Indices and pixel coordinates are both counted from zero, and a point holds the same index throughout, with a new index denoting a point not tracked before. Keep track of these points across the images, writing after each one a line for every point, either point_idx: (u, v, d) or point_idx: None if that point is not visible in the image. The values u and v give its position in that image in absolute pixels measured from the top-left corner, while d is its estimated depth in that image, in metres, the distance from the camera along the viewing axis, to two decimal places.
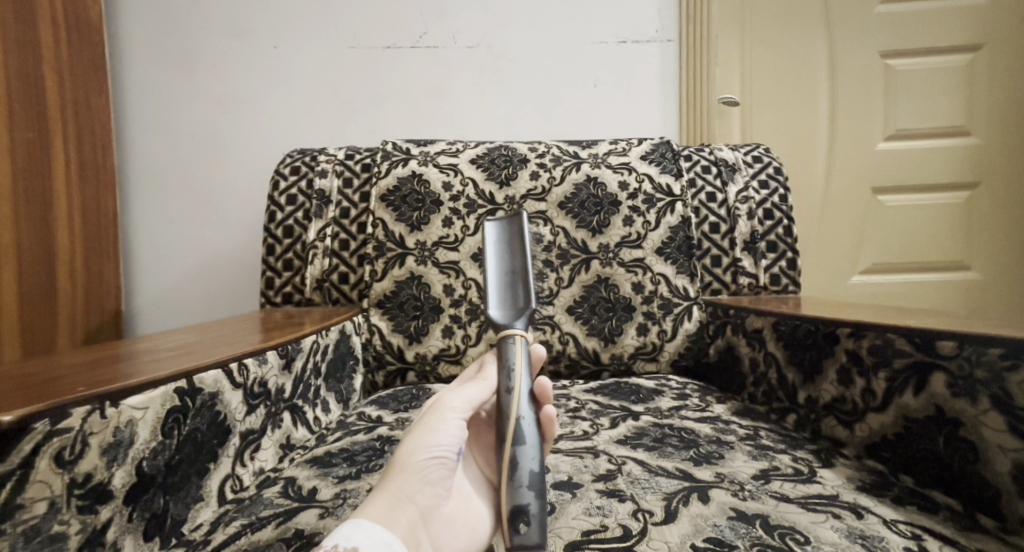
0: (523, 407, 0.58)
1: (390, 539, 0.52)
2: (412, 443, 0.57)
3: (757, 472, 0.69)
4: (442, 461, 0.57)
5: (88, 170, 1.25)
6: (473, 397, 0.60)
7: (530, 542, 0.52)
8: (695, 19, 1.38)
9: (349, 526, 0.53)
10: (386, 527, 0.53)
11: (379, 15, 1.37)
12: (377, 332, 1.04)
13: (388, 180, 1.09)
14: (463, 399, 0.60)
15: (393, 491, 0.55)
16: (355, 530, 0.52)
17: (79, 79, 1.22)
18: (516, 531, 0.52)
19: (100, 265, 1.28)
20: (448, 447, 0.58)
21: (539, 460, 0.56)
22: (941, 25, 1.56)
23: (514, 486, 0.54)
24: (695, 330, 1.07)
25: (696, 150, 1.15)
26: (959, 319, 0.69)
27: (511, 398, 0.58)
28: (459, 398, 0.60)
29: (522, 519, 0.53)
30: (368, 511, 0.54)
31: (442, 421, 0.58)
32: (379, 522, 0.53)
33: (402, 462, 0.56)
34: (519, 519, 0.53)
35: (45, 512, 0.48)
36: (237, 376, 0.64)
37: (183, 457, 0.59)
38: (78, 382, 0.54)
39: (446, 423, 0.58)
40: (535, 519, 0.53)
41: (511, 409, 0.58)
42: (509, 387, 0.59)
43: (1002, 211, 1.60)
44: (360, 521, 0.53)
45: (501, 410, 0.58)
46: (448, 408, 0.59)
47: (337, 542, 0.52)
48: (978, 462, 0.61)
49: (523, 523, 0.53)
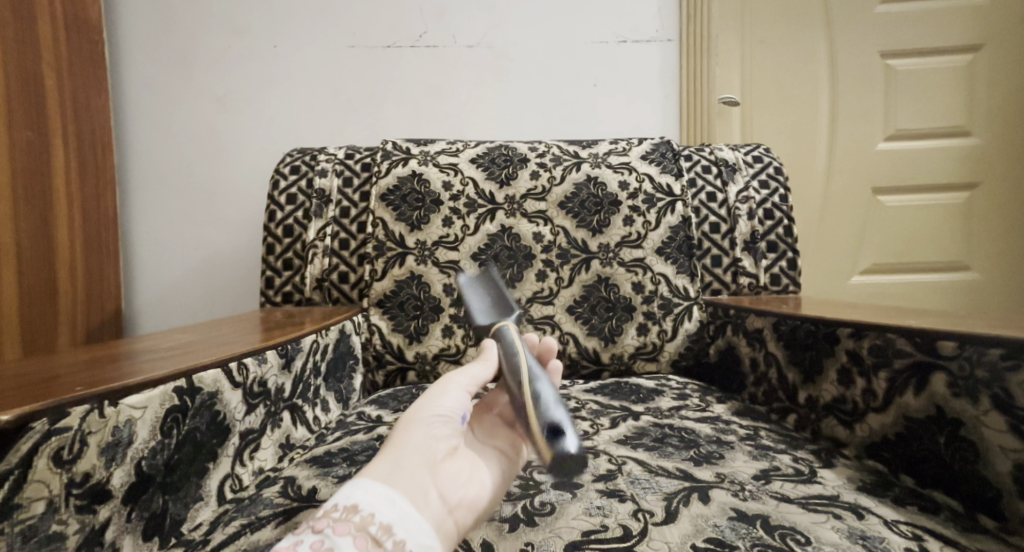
0: (528, 360, 0.62)
1: (392, 494, 0.51)
2: (415, 406, 0.58)
3: (757, 472, 0.69)
4: (446, 423, 0.57)
5: (88, 169, 1.25)
6: (479, 373, 0.63)
7: (575, 451, 0.52)
8: (695, 18, 1.37)
9: (349, 485, 0.51)
10: (389, 484, 0.51)
11: (379, 15, 1.37)
12: (376, 332, 1.04)
13: (388, 179, 1.09)
14: (469, 376, 0.62)
15: (397, 448, 0.54)
16: (356, 488, 0.50)
17: (78, 77, 1.22)
18: (555, 446, 0.52)
19: (100, 264, 1.28)
20: (451, 410, 0.59)
21: (557, 398, 0.58)
22: (941, 25, 1.55)
23: (541, 411, 0.55)
24: (695, 330, 1.06)
25: (697, 150, 1.15)
26: (959, 320, 0.69)
27: (514, 357, 0.61)
28: (463, 375, 0.62)
29: (557, 436, 0.53)
30: (371, 472, 0.52)
31: (444, 388, 0.60)
32: (382, 477, 0.52)
33: (406, 422, 0.56)
34: (557, 435, 0.53)
35: (42, 512, 0.47)
36: (236, 376, 0.64)
37: (182, 456, 0.59)
38: (76, 382, 0.54)
39: (452, 390, 0.60)
40: (570, 433, 0.53)
41: (519, 362, 0.61)
42: (513, 349, 0.63)
43: (1003, 211, 1.60)
44: (362, 477, 0.52)
45: (510, 365, 0.61)
46: (452, 380, 0.61)
47: (336, 503, 0.50)
48: (979, 462, 0.61)
49: (561, 434, 0.53)
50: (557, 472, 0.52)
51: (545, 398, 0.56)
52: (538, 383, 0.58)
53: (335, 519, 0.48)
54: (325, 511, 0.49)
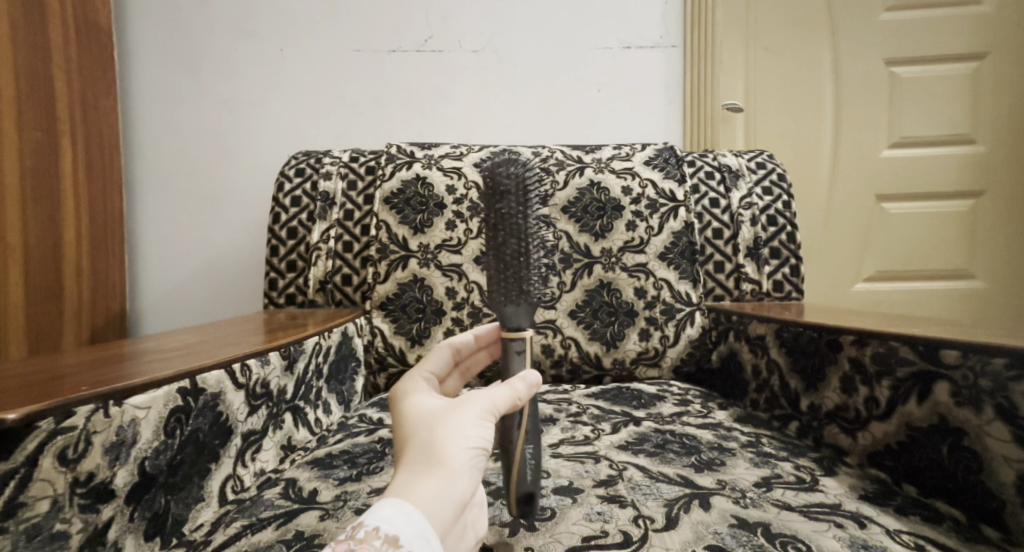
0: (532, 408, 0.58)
1: (430, 534, 0.49)
2: (459, 430, 0.53)
3: (759, 479, 0.69)
4: (480, 453, 0.54)
5: (95, 169, 1.25)
6: (510, 403, 0.55)
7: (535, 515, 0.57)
8: (700, 25, 1.38)
9: (388, 511, 0.49)
10: (427, 520, 0.50)
11: (385, 19, 1.38)
12: (379, 334, 1.05)
13: (392, 182, 1.10)
14: (500, 405, 0.55)
15: (436, 476, 0.51)
16: (397, 518, 0.48)
17: (87, 78, 1.23)
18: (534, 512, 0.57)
19: (106, 265, 1.29)
20: (487, 439, 0.54)
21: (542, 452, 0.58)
22: (947, 34, 1.56)
23: (522, 477, 0.56)
24: (697, 336, 1.06)
25: (700, 156, 1.15)
26: (962, 329, 0.69)
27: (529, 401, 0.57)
28: (497, 400, 0.55)
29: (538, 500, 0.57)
30: (410, 500, 0.50)
31: (486, 413, 0.55)
32: (421, 511, 0.50)
33: (448, 450, 0.52)
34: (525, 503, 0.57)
35: (47, 510, 0.48)
36: (239, 377, 0.65)
37: (185, 456, 0.59)
38: (80, 381, 0.54)
39: (487, 419, 0.54)
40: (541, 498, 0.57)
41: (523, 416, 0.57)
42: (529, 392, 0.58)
43: (1007, 219, 1.59)
44: (399, 504, 0.49)
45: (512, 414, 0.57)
46: (489, 402, 0.55)
47: (376, 526, 0.48)
48: (982, 472, 0.60)
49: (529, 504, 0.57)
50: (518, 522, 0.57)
51: (532, 461, 0.56)
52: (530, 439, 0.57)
53: (376, 549, 0.47)
54: (367, 533, 0.48)
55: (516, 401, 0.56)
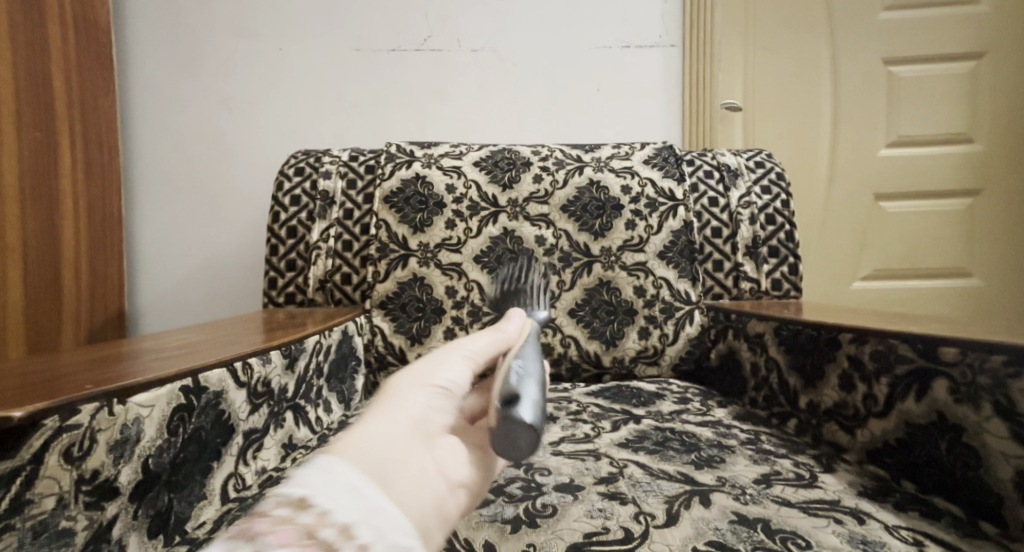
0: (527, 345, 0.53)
1: (365, 478, 0.38)
2: (428, 369, 0.47)
3: (758, 476, 0.69)
4: (444, 397, 0.46)
5: (94, 169, 1.26)
6: (488, 347, 0.52)
7: (531, 420, 0.42)
8: (699, 25, 1.38)
9: (311, 461, 0.37)
10: (365, 464, 0.38)
11: (383, 19, 1.38)
12: (379, 333, 1.05)
13: (392, 181, 1.10)
14: (469, 348, 0.50)
15: (382, 417, 0.42)
16: (322, 466, 0.37)
17: (86, 78, 1.23)
18: (523, 414, 0.41)
19: (105, 264, 1.29)
20: (454, 382, 0.47)
21: (539, 375, 0.48)
22: (944, 34, 1.56)
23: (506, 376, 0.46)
24: (696, 334, 1.07)
25: (699, 155, 1.16)
26: (960, 327, 0.69)
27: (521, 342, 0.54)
28: (467, 345, 0.51)
29: (530, 405, 0.42)
30: (345, 446, 0.39)
31: (454, 356, 0.49)
32: (358, 456, 0.39)
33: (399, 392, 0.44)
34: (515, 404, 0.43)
35: (53, 507, 0.48)
36: (241, 376, 0.65)
37: (187, 455, 0.59)
38: (85, 380, 0.54)
39: (454, 361, 0.49)
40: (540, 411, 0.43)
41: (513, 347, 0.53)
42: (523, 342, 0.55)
43: (1004, 218, 1.60)
44: (327, 454, 0.38)
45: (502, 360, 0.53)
46: (455, 348, 0.50)
47: (289, 485, 0.36)
48: (980, 468, 0.60)
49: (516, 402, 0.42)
50: (507, 440, 0.41)
51: (519, 367, 0.47)
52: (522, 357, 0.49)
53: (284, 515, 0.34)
54: (272, 499, 0.35)
55: (492, 343, 0.53)
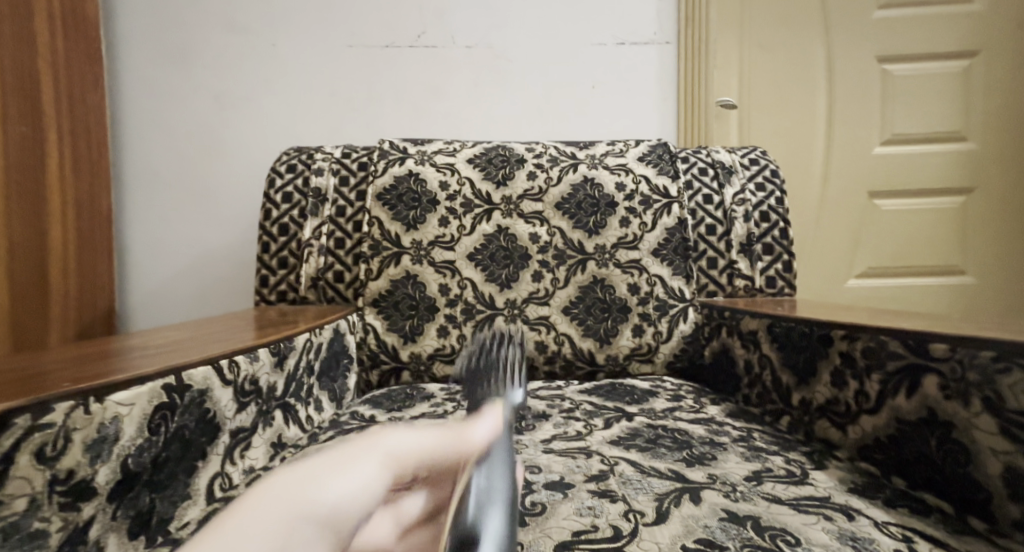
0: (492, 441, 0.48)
1: None
2: (321, 479, 0.40)
3: (749, 474, 0.69)
4: (334, 510, 0.40)
5: (82, 165, 1.24)
6: (421, 446, 0.45)
7: None
8: (694, 22, 1.38)
9: None
10: None
11: (377, 16, 1.37)
12: (371, 331, 1.04)
13: (385, 178, 1.09)
14: (394, 448, 0.44)
15: (236, 526, 0.37)
16: None
17: (72, 73, 1.22)
18: None
19: (93, 262, 1.28)
20: (354, 494, 0.41)
21: (505, 493, 0.44)
22: (939, 31, 1.56)
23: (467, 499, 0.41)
24: (690, 331, 1.06)
25: (693, 152, 1.15)
26: (951, 323, 0.69)
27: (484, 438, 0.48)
28: (394, 442, 0.44)
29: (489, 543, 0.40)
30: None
31: (372, 458, 0.43)
32: None
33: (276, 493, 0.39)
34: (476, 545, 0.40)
35: (24, 509, 0.47)
36: (227, 374, 0.64)
37: (170, 454, 0.58)
38: (62, 377, 0.53)
39: (365, 462, 0.42)
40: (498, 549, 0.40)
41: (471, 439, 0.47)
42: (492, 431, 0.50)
43: (998, 215, 1.60)
44: None
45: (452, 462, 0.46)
46: (377, 445, 0.44)
47: None
48: (970, 464, 0.60)
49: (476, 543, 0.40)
50: None
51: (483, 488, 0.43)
52: (486, 471, 0.45)
53: None
54: None
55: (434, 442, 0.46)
